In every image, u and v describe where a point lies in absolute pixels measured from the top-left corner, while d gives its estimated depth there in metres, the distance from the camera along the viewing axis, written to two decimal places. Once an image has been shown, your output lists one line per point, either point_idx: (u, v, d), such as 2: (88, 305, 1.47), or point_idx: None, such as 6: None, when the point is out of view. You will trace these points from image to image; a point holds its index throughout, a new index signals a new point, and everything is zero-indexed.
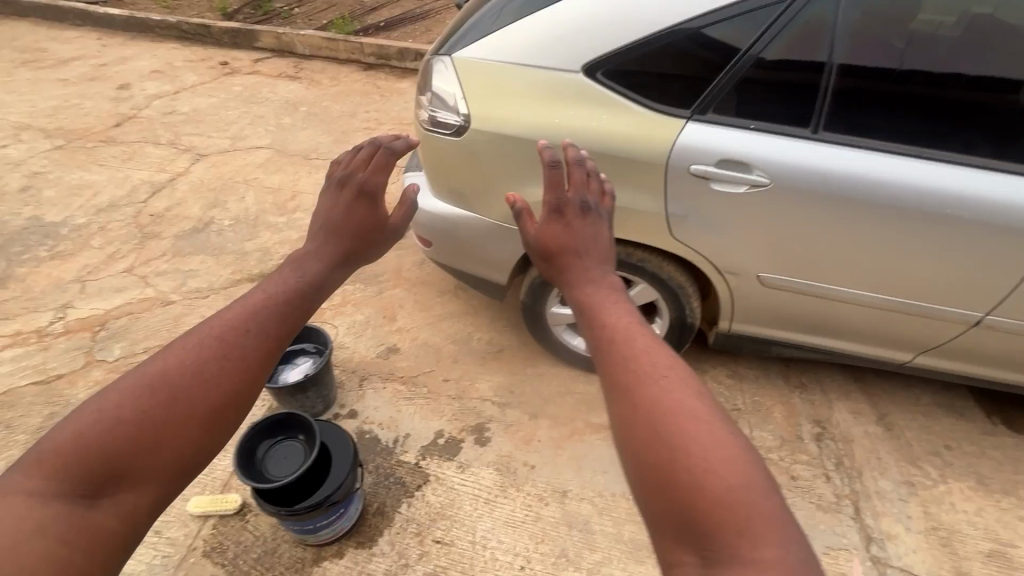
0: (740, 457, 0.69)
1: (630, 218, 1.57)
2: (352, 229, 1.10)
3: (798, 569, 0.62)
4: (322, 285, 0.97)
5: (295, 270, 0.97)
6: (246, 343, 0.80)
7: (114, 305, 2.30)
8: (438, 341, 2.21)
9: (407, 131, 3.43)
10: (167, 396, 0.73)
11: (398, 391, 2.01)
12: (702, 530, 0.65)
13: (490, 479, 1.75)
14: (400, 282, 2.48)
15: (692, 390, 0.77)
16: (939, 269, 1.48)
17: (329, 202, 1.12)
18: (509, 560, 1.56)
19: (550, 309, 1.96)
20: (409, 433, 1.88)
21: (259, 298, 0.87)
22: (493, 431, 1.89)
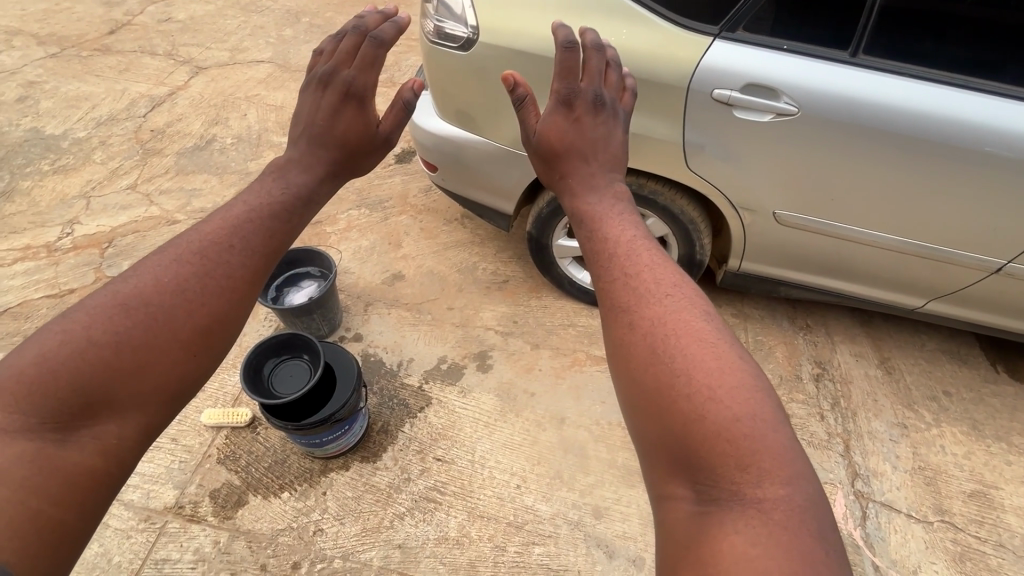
0: (746, 387, 0.69)
1: (645, 147, 1.49)
2: (338, 139, 1.06)
3: (799, 503, 0.64)
4: (308, 198, 0.98)
5: (277, 180, 0.98)
6: (230, 261, 0.80)
7: (120, 223, 2.29)
8: (443, 270, 2.20)
9: (415, 47, 3.23)
10: (145, 319, 0.71)
11: (403, 317, 2.03)
12: (701, 460, 0.66)
13: (491, 405, 1.80)
14: (406, 209, 2.44)
15: (698, 316, 0.77)
16: (966, 213, 1.41)
17: (311, 104, 1.06)
18: (506, 478, 1.64)
19: (557, 241, 1.92)
20: (413, 358, 1.92)
21: (240, 213, 0.87)
22: (495, 359, 1.92)
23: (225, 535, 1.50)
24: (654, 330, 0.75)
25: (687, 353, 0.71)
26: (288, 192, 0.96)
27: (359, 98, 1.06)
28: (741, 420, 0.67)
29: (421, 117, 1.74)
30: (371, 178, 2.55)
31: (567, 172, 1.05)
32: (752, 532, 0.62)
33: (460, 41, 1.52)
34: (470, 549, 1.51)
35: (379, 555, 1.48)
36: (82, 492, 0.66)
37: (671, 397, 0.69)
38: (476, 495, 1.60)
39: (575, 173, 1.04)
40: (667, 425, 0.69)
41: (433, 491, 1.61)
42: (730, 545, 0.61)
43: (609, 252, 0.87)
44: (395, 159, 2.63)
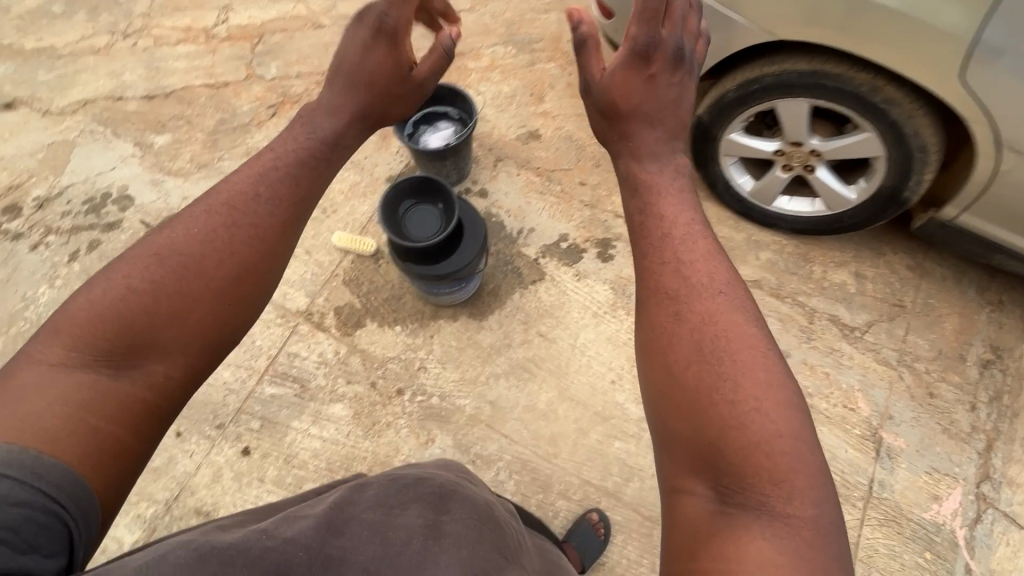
0: (788, 406, 0.76)
1: (909, 36, 1.12)
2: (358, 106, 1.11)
3: (824, 520, 0.71)
4: (336, 142, 1.08)
5: (308, 125, 1.09)
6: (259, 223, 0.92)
7: (270, 18, 2.23)
8: (582, 139, 1.99)
9: None
10: (187, 264, 0.86)
11: (531, 182, 1.92)
12: (731, 468, 0.73)
13: (603, 297, 1.73)
14: (556, 56, 2.15)
15: (745, 315, 0.83)
16: None
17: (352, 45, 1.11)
18: (603, 371, 1.64)
19: (729, 135, 1.59)
20: (534, 228, 1.84)
21: (266, 161, 1.00)
22: (619, 250, 1.80)
23: (344, 348, 1.67)
24: (703, 326, 0.81)
25: (733, 360, 0.78)
26: (316, 138, 1.07)
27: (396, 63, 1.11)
28: (778, 437, 0.74)
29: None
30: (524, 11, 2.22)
31: (627, 136, 1.02)
32: (780, 543, 0.68)
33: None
34: (554, 425, 1.58)
35: (470, 404, 1.60)
36: (132, 417, 0.76)
37: (713, 400, 0.76)
38: (569, 378, 1.63)
39: (635, 138, 1.02)
40: (700, 427, 0.76)
41: (529, 362, 1.66)
42: (755, 547, 0.68)
43: (662, 227, 0.92)
44: None
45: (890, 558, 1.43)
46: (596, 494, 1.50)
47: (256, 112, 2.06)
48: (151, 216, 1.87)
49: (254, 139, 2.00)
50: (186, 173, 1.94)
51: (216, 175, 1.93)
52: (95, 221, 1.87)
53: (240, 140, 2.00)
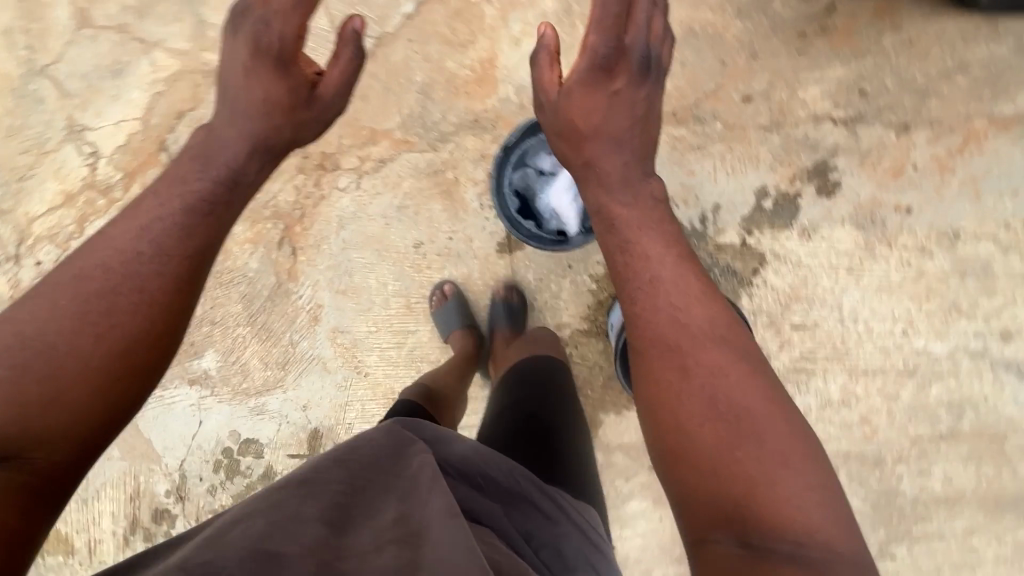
0: (783, 426, 0.65)
1: None
2: (259, 133, 0.92)
3: (811, 486, 0.61)
4: (233, 181, 0.89)
5: (196, 166, 0.87)
6: (196, 182, 0.85)
7: (153, 110, 1.40)
8: (709, 24, 1.27)
9: None
10: (73, 326, 0.69)
11: (680, 140, 1.31)
12: (732, 507, 0.61)
13: (849, 241, 1.33)
14: None
15: (731, 342, 0.71)
16: None
17: (252, 42, 0.92)
18: (888, 328, 1.36)
19: None
20: (720, 203, 1.33)
21: (151, 212, 0.79)
22: (844, 169, 1.29)
23: (601, 454, 1.44)
24: (686, 354, 0.70)
25: (727, 382, 0.67)
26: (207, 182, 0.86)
27: (294, 59, 0.94)
28: (771, 455, 0.62)
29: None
30: None
31: (589, 160, 0.85)
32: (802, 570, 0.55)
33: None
34: (860, 406, 1.40)
35: None
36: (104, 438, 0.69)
37: (719, 431, 0.64)
38: (854, 353, 1.38)
39: (600, 162, 0.84)
40: (697, 465, 0.64)
41: (801, 361, 1.39)
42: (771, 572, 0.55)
43: (616, 258, 0.80)
44: None
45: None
46: (933, 443, 1.40)
47: (271, 259, 1.46)
48: (293, 446, 1.54)
49: (304, 297, 1.46)
50: (276, 381, 1.51)
51: (309, 363, 1.49)
52: (246, 480, 1.57)
53: (291, 306, 1.47)
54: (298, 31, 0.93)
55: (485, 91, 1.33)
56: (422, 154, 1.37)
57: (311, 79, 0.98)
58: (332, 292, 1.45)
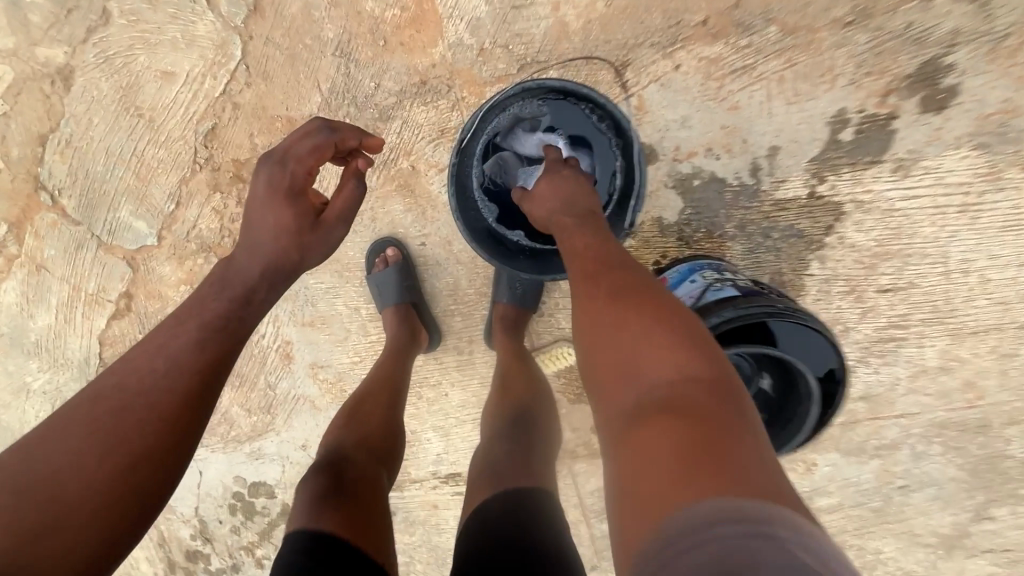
0: (695, 347, 0.54)
1: None
2: (283, 246, 0.70)
3: (730, 412, 0.49)
4: (249, 298, 0.68)
5: (215, 280, 0.70)
6: (213, 300, 0.67)
7: (8, 138, 1.07)
8: None
9: None
10: (75, 449, 0.56)
11: (716, 62, 0.91)
12: (644, 424, 0.50)
13: (965, 170, 0.95)
14: None
15: (648, 278, 0.65)
16: None
17: (272, 176, 0.71)
18: (1011, 274, 1.02)
19: None
20: (778, 145, 0.95)
21: (182, 315, 0.65)
22: (962, 67, 0.89)
23: None
24: (600, 283, 0.64)
25: (643, 307, 0.59)
26: (227, 296, 0.68)
27: (305, 190, 0.72)
28: (684, 381, 0.51)
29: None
30: None
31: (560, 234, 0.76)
32: (710, 487, 0.42)
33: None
34: (967, 370, 1.12)
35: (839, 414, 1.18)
36: None
37: (629, 351, 0.56)
38: (962, 311, 1.06)
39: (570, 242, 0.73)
40: (619, 402, 0.54)
41: (891, 328, 1.09)
42: (679, 495, 0.42)
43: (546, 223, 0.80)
44: None
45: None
46: None
47: None
48: None
49: (268, 335, 1.21)
50: (264, 425, 1.32)
51: (295, 404, 1.27)
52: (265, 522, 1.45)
53: (257, 347, 1.24)
54: (314, 163, 0.72)
55: (428, 37, 0.95)
56: None
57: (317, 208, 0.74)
58: (298, 325, 1.19)
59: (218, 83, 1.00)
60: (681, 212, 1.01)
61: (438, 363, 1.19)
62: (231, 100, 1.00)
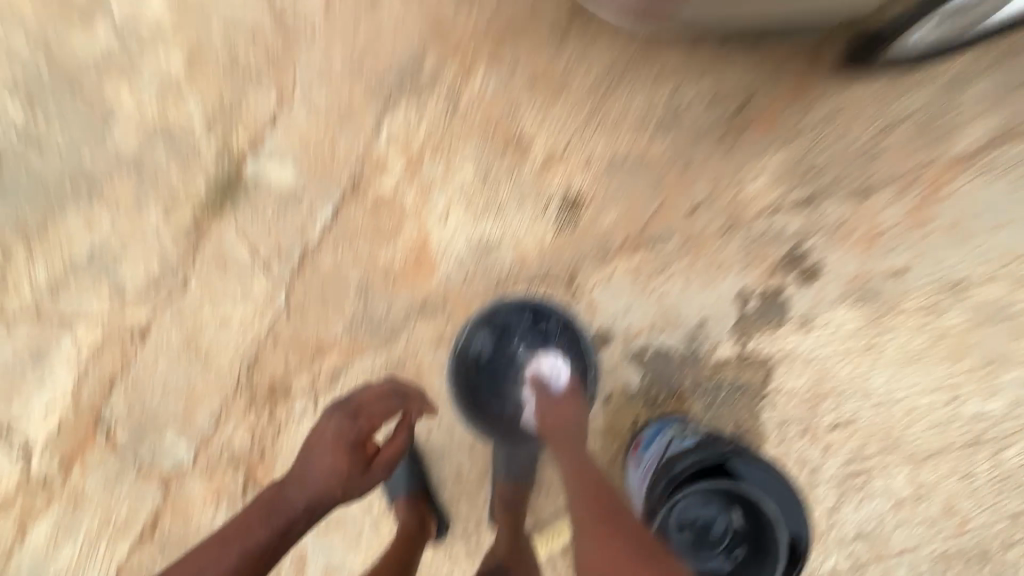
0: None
1: None
2: (330, 482, 0.91)
3: None
4: (288, 531, 0.88)
5: (269, 500, 0.91)
6: (260, 528, 0.87)
7: (82, 386, 1.29)
8: (632, 147, 1.23)
9: None
10: None
11: (640, 266, 1.23)
12: None
13: (852, 321, 1.21)
14: (471, 56, 1.23)
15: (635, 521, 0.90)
16: None
17: (340, 428, 0.97)
18: (931, 400, 1.20)
19: (913, 38, 1.08)
20: (704, 318, 1.23)
21: (232, 536, 0.87)
22: (820, 249, 1.21)
23: None
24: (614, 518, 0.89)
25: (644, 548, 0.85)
26: (271, 526, 0.88)
27: (362, 441, 0.98)
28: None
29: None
30: (355, 44, 1.26)
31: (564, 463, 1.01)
32: None
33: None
34: (939, 495, 1.21)
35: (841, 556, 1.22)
36: None
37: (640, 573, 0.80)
38: (906, 437, 1.21)
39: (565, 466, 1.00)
40: None
41: (855, 463, 1.22)
42: None
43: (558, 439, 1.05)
44: None
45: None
46: None
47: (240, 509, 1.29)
48: None
49: None
50: None
51: None
52: None
53: None
54: (375, 421, 1.01)
55: (424, 273, 1.27)
56: (379, 354, 1.27)
57: (369, 454, 0.98)
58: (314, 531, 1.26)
59: (262, 323, 1.28)
60: (641, 380, 1.23)
61: (449, 552, 1.24)
62: (273, 335, 1.28)
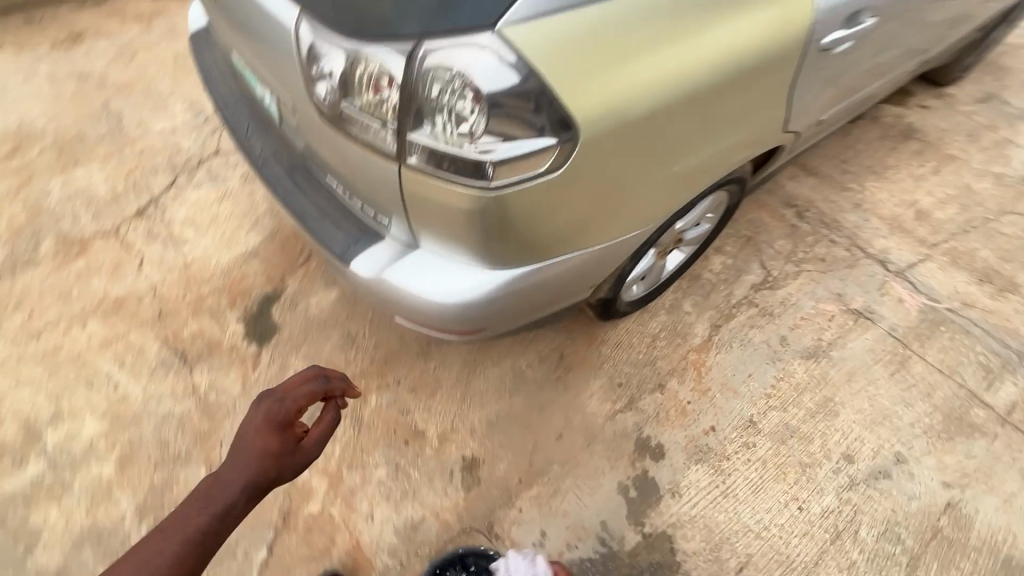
0: None
1: (754, 132, 1.19)
2: (265, 458, 1.03)
3: None
4: (227, 513, 0.98)
5: (196, 502, 0.98)
6: (197, 516, 0.96)
7: None
8: (499, 408, 1.65)
9: (104, 200, 2.02)
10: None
11: (539, 496, 1.53)
12: None
13: (704, 475, 1.59)
14: (364, 384, 1.66)
15: None
16: (901, 49, 1.64)
17: (269, 410, 1.08)
18: (786, 513, 1.55)
19: (633, 296, 1.70)
20: (604, 519, 1.52)
21: (176, 538, 0.92)
22: (655, 432, 1.64)
23: None
24: None
25: None
26: (210, 514, 0.96)
27: (290, 422, 1.10)
28: None
29: (465, 279, 1.05)
30: None
31: None
32: None
33: (471, 112, 0.87)
34: None
35: None
36: None
37: None
38: (788, 552, 1.51)
39: None
40: None
41: None
42: None
43: None
44: (262, 344, 1.71)
45: (949, 350, 1.87)
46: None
47: None
48: None
49: None
50: None
51: None
52: None
53: None
54: (303, 403, 1.12)
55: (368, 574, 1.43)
56: None
57: (298, 435, 1.10)
58: None
59: None
60: None
61: None
62: None
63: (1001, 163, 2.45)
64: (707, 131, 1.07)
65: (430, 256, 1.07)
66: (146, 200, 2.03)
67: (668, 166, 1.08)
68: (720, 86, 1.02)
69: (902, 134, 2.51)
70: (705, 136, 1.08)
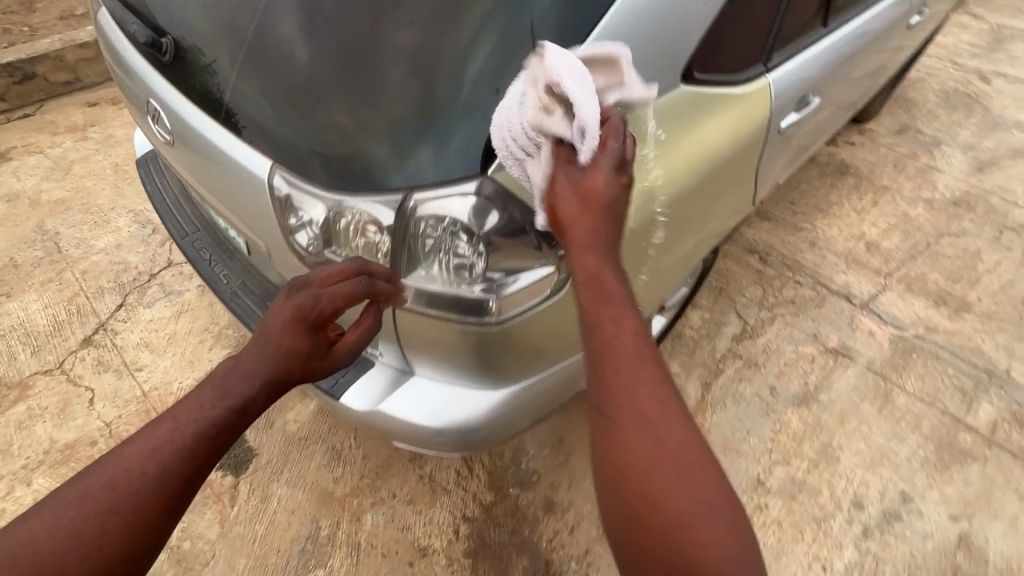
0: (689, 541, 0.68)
1: (734, 213, 1.27)
2: (289, 355, 0.86)
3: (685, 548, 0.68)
4: (249, 409, 0.85)
5: (211, 393, 0.83)
6: (218, 400, 0.83)
7: None
8: (505, 508, 1.56)
9: (45, 332, 1.85)
10: (103, 491, 0.75)
11: None
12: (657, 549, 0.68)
13: None
14: (357, 504, 1.54)
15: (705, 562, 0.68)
16: (834, 115, 1.83)
17: (293, 305, 0.85)
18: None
19: None
20: None
21: (185, 433, 0.80)
22: None
23: None
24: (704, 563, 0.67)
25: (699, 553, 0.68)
26: (229, 404, 0.83)
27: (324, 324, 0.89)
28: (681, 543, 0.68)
29: (468, 403, 1.01)
30: (254, 546, 1.47)
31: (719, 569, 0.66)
32: None
33: (469, 257, 0.88)
34: None
35: None
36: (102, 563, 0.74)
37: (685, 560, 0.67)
38: None
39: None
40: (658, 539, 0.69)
41: None
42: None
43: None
44: (239, 474, 1.57)
45: (926, 376, 1.94)
46: None
47: None
48: None
49: None
50: None
51: None
52: None
53: None
54: (342, 305, 0.87)
55: None
56: None
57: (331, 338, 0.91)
58: None
59: None
60: None
61: None
62: None
63: (928, 188, 2.65)
64: (692, 226, 1.13)
65: (425, 386, 1.03)
66: (94, 325, 1.88)
67: (661, 264, 1.11)
68: (701, 183, 1.08)
69: (838, 170, 2.68)
70: (690, 230, 1.13)
